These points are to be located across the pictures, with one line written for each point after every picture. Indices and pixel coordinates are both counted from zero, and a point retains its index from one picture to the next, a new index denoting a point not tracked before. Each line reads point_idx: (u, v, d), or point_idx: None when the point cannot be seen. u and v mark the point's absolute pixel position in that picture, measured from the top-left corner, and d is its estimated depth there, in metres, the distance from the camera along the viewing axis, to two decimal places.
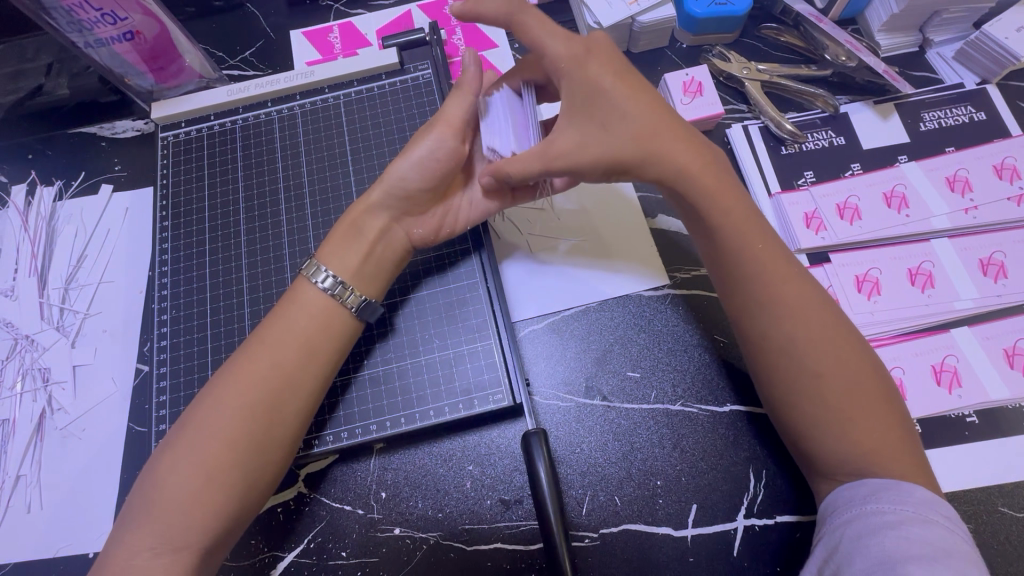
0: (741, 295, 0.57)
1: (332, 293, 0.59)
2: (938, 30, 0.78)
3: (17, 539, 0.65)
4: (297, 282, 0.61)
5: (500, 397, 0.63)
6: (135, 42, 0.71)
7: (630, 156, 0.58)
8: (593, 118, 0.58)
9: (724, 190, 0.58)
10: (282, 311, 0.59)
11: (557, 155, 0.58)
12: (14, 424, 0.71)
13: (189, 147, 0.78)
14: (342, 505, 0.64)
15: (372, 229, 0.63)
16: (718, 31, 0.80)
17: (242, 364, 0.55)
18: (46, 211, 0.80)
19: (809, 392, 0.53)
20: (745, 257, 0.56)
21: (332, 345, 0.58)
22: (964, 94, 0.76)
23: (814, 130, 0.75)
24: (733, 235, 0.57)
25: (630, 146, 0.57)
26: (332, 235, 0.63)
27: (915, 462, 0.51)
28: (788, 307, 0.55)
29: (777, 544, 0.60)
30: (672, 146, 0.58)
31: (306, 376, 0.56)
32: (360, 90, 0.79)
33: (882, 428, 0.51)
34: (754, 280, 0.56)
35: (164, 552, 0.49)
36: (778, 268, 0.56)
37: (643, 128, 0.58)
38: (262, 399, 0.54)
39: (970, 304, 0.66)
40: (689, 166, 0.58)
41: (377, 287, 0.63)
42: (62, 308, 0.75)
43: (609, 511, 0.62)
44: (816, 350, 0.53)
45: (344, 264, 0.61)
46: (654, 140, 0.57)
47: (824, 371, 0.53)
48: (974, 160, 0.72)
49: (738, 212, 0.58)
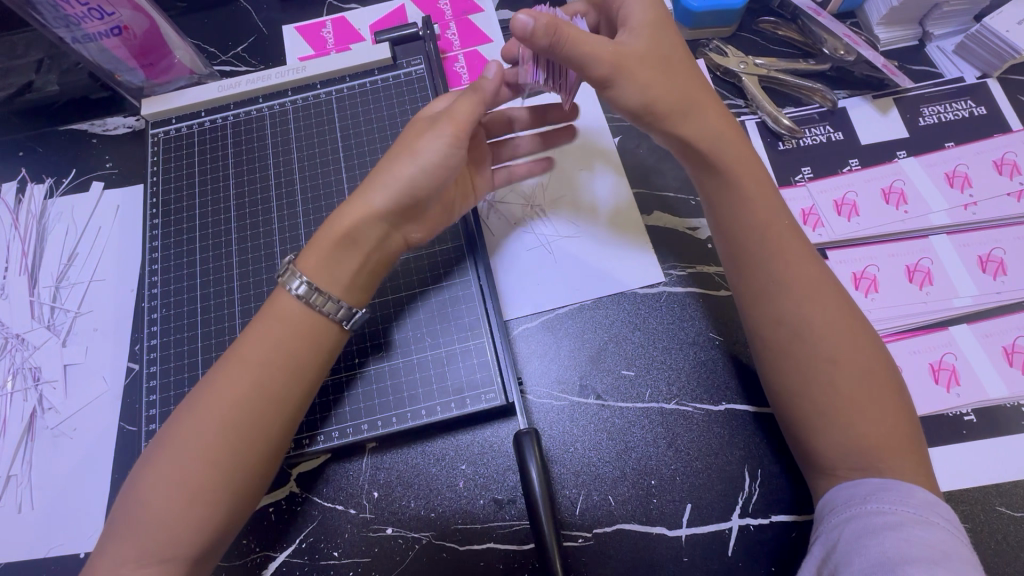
0: (758, 274, 0.57)
1: (308, 302, 0.57)
2: (939, 23, 0.77)
3: (8, 539, 0.65)
4: (274, 292, 0.58)
5: (493, 396, 0.63)
6: (124, 37, 0.70)
7: (677, 94, 0.58)
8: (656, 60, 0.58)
9: (748, 169, 0.60)
10: (261, 324, 0.57)
11: (618, 56, 0.56)
12: (4, 423, 0.70)
13: (180, 144, 0.77)
14: (334, 504, 0.63)
15: (367, 239, 0.59)
16: (715, 25, 0.79)
17: (218, 384, 0.54)
18: (37, 209, 0.79)
19: (820, 377, 0.52)
20: (763, 234, 0.57)
21: (316, 360, 0.57)
22: (964, 88, 0.75)
23: (812, 125, 0.75)
24: (753, 211, 0.58)
25: (678, 97, 0.58)
26: (317, 246, 0.58)
27: (915, 457, 0.50)
28: (805, 287, 0.55)
29: (772, 544, 0.59)
30: (704, 108, 0.60)
31: (289, 392, 0.55)
32: (352, 86, 0.78)
33: (888, 416, 0.51)
34: (773, 257, 0.56)
35: (150, 562, 0.49)
36: (794, 250, 0.56)
37: (689, 89, 0.59)
38: (247, 413, 0.53)
39: (969, 301, 0.65)
40: (721, 137, 0.59)
41: (365, 293, 0.62)
42: (53, 307, 0.75)
43: (603, 511, 0.62)
44: (833, 331, 0.53)
45: (333, 278, 0.58)
46: (695, 102, 0.59)
47: (837, 356, 0.52)
48: (974, 155, 0.71)
49: (753, 187, 0.59)
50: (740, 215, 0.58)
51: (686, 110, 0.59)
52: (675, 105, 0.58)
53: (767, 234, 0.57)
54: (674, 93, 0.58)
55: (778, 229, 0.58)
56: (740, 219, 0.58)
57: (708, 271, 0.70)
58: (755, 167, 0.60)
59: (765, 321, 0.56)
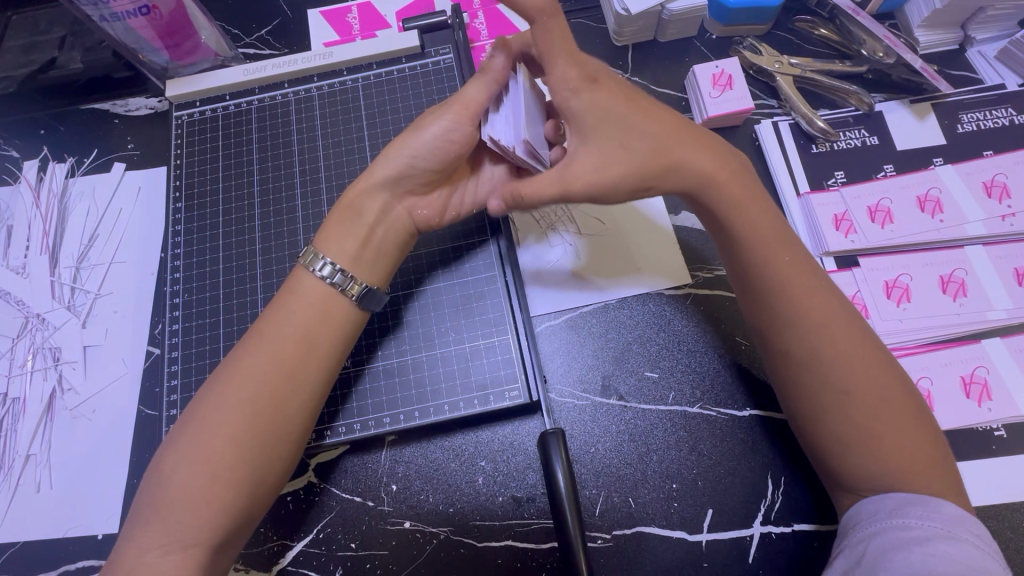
0: (764, 307, 0.55)
1: (331, 282, 0.58)
2: (982, 27, 0.75)
3: (28, 518, 0.65)
4: (296, 271, 0.59)
5: (516, 394, 0.62)
6: (150, 17, 0.69)
7: (651, 174, 0.54)
8: (611, 134, 0.54)
9: (749, 200, 0.55)
10: (282, 303, 0.58)
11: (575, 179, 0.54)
12: (24, 402, 0.70)
13: (203, 128, 0.76)
14: (352, 496, 0.63)
15: (372, 210, 0.61)
16: (749, 23, 0.77)
17: (238, 366, 0.54)
18: (58, 188, 0.79)
19: (834, 406, 0.51)
20: (767, 268, 0.54)
21: (333, 340, 0.57)
22: (1005, 95, 0.73)
23: (847, 129, 0.73)
24: (754, 245, 0.55)
25: (652, 158, 0.54)
26: (330, 222, 0.61)
27: (944, 480, 0.49)
28: (813, 321, 0.52)
29: (795, 552, 0.59)
30: (691, 156, 0.55)
31: (304, 374, 0.55)
32: (379, 74, 0.77)
33: (911, 443, 0.49)
34: (782, 290, 0.54)
35: (176, 550, 0.48)
36: (802, 277, 0.54)
37: (665, 143, 0.54)
38: (259, 402, 0.52)
39: (1003, 315, 0.64)
40: (712, 175, 0.55)
41: (378, 272, 0.61)
42: (73, 288, 0.75)
43: (623, 513, 0.61)
44: (850, 360, 0.51)
45: (343, 248, 0.59)
46: (677, 148, 0.54)
47: (851, 387, 0.51)
48: (1012, 165, 0.69)
49: (757, 222, 0.55)
50: (740, 251, 0.55)
51: (672, 162, 0.54)
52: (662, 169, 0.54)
53: (774, 266, 0.54)
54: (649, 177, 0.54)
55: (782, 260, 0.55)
56: (743, 251, 0.56)
57: None
58: (755, 193, 0.56)
59: (779, 348, 0.54)
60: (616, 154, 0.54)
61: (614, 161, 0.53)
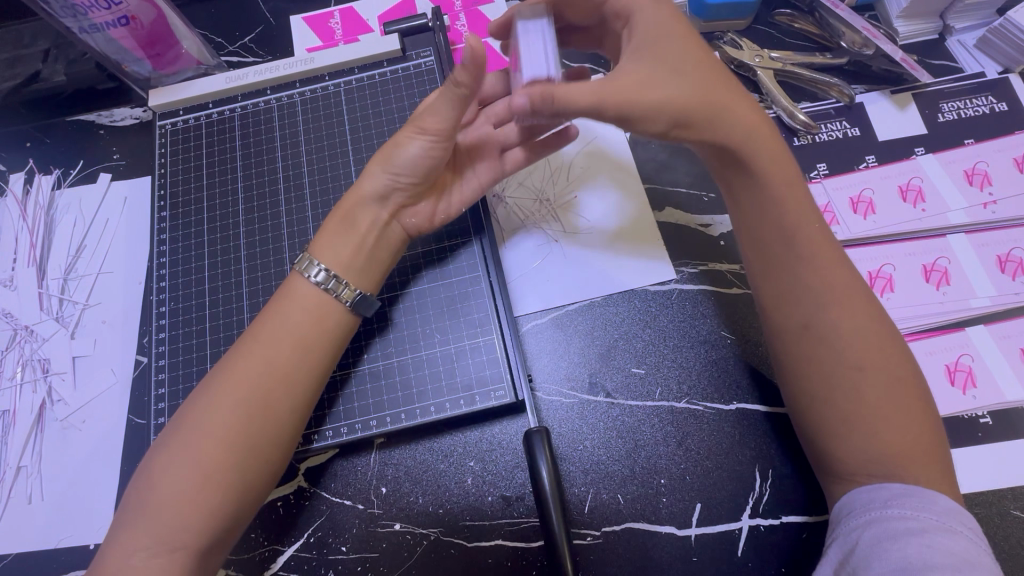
0: (784, 277, 0.55)
1: (325, 287, 0.58)
2: (961, 16, 0.75)
3: (18, 528, 0.65)
4: (290, 277, 0.60)
5: (502, 394, 0.62)
6: (131, 28, 0.69)
7: (694, 107, 0.54)
8: (667, 55, 0.56)
9: (779, 168, 0.56)
10: (275, 308, 0.58)
11: (617, 89, 0.53)
12: (13, 415, 0.70)
13: (187, 136, 0.76)
14: (342, 499, 0.63)
15: (364, 219, 0.62)
16: (730, 17, 0.78)
17: (236, 364, 0.54)
18: (44, 201, 0.79)
19: (841, 385, 0.51)
20: (793, 235, 0.55)
21: (327, 345, 0.57)
22: (985, 83, 0.73)
23: (828, 121, 0.73)
24: (783, 213, 0.56)
25: (698, 97, 0.54)
26: (326, 230, 0.62)
27: (942, 467, 0.49)
28: (834, 291, 0.53)
29: (783, 546, 0.59)
30: (730, 115, 0.55)
31: (301, 371, 0.55)
32: (361, 78, 0.77)
33: (913, 427, 0.50)
34: (804, 258, 0.54)
35: (161, 552, 0.49)
36: (822, 248, 0.55)
37: (714, 89, 0.55)
38: (253, 401, 0.53)
39: (987, 302, 0.64)
40: (751, 137, 0.56)
41: (372, 278, 0.62)
42: (61, 299, 0.75)
43: (611, 509, 0.61)
44: (861, 337, 0.52)
45: (337, 256, 0.60)
46: (717, 100, 0.55)
47: (865, 363, 0.51)
48: (993, 153, 0.70)
49: (784, 190, 0.56)
50: (768, 218, 0.56)
51: (715, 112, 0.55)
52: (705, 110, 0.54)
53: (797, 235, 0.55)
54: (693, 105, 0.54)
55: (807, 228, 0.56)
56: (763, 222, 0.57)
57: (719, 270, 0.69)
58: (786, 165, 0.57)
59: (791, 325, 0.55)
60: (671, 74, 0.55)
61: (653, 87, 0.54)
